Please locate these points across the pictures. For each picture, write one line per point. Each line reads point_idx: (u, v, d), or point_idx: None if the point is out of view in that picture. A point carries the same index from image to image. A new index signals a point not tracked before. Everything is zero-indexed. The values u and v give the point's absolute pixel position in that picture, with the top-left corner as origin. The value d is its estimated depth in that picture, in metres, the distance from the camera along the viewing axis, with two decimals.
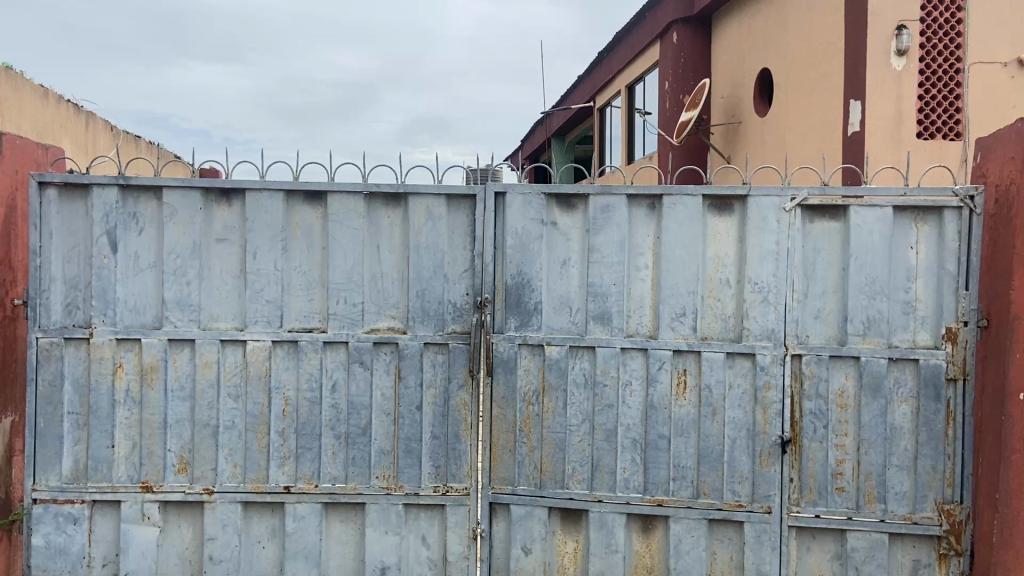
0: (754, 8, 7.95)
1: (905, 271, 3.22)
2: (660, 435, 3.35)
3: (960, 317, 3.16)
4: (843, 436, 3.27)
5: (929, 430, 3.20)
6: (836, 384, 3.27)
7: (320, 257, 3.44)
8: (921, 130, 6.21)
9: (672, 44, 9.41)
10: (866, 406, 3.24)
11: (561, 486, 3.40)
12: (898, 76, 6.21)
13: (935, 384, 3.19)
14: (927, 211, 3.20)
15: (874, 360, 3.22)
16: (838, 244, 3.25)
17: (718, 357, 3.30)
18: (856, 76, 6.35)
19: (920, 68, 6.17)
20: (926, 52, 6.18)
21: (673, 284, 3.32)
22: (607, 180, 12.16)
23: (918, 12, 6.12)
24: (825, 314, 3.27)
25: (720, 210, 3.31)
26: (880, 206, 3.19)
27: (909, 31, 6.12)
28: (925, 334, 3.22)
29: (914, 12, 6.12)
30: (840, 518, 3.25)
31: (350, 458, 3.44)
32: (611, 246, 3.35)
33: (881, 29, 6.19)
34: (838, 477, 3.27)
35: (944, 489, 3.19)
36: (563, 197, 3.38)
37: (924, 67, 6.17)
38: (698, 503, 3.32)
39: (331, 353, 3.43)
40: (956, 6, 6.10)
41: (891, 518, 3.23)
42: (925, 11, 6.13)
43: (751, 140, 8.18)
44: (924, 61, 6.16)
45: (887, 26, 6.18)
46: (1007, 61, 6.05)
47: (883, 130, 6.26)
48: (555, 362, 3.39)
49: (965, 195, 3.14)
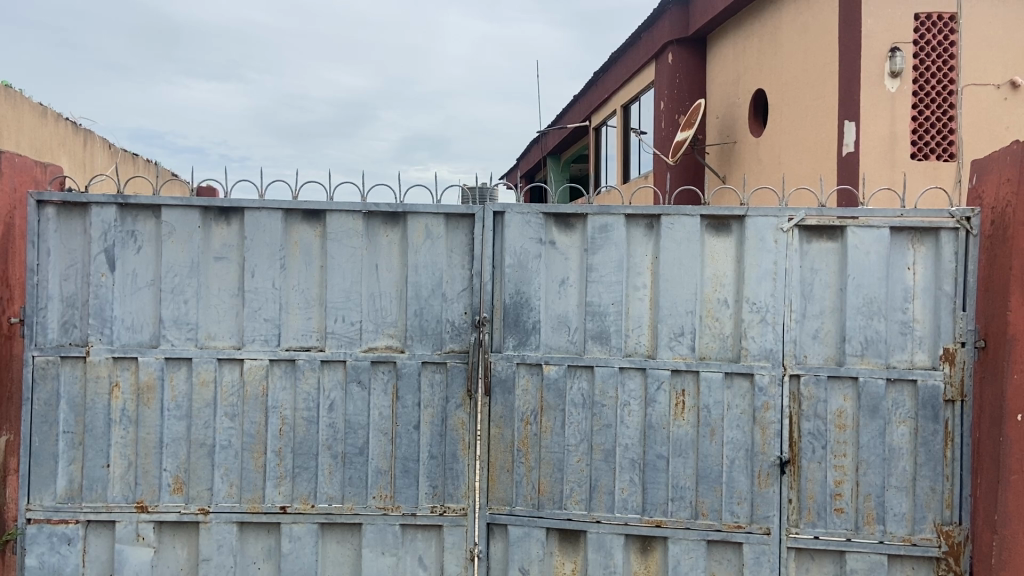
0: (748, 30, 8.03)
1: (902, 292, 3.23)
2: (659, 455, 3.34)
3: (957, 337, 3.16)
4: (841, 456, 3.26)
5: (927, 450, 3.20)
6: (834, 405, 3.26)
7: (318, 276, 3.44)
8: (914, 151, 6.27)
9: (669, 64, 9.43)
10: (865, 427, 3.23)
11: (560, 506, 3.38)
12: (892, 97, 6.27)
13: (934, 405, 3.19)
14: (923, 231, 3.21)
15: (872, 381, 3.22)
16: (836, 265, 3.26)
17: (716, 376, 3.31)
18: (850, 99, 6.34)
19: (914, 89, 6.25)
20: (918, 74, 6.25)
21: (671, 302, 3.33)
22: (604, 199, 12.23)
23: (911, 35, 6.20)
24: (823, 334, 3.28)
25: (718, 230, 3.33)
26: (877, 227, 3.20)
27: (903, 52, 6.18)
28: (922, 355, 3.22)
29: (907, 34, 6.20)
30: (839, 539, 3.23)
31: (347, 478, 3.42)
32: (609, 265, 3.36)
33: (874, 51, 6.26)
34: (838, 498, 3.25)
35: (943, 510, 3.18)
36: (561, 217, 3.40)
37: (918, 89, 6.25)
38: (696, 524, 3.31)
39: (329, 371, 3.43)
40: (949, 29, 6.17)
41: (890, 540, 3.21)
42: (919, 33, 6.20)
43: (747, 159, 8.22)
44: (917, 82, 6.24)
45: (881, 48, 6.24)
46: (1000, 83, 6.12)
47: (877, 150, 6.30)
48: (553, 381, 3.39)
49: (962, 217, 3.15)
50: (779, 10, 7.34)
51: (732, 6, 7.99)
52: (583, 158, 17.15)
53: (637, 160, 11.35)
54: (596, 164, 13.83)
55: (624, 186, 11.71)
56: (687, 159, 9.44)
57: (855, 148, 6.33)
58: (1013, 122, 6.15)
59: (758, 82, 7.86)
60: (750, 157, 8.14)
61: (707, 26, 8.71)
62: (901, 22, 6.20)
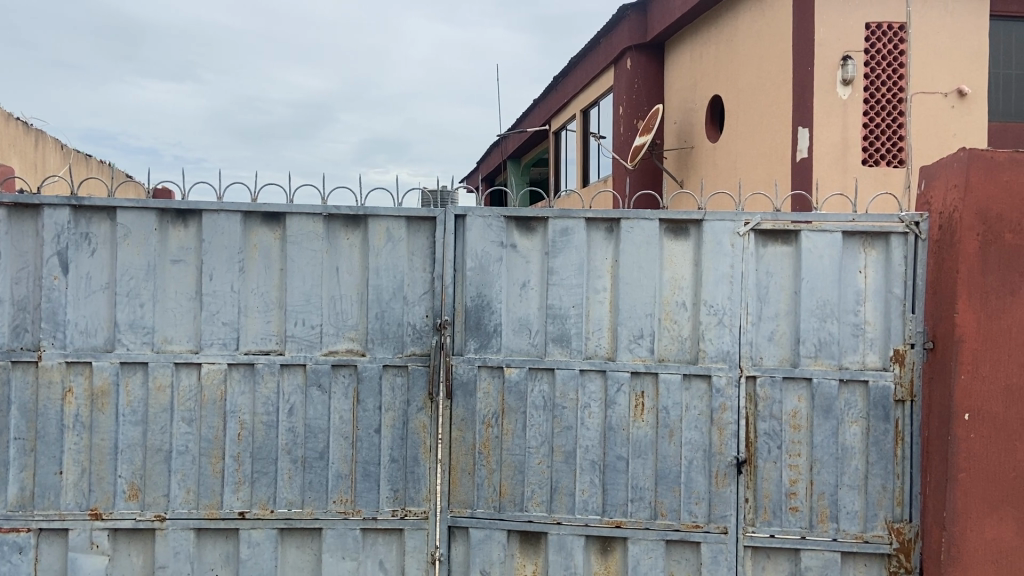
0: (705, 37, 8.13)
1: (855, 294, 3.29)
2: (618, 456, 3.37)
3: (907, 339, 3.24)
4: (796, 456, 3.31)
5: (878, 450, 3.27)
6: (789, 405, 3.32)
7: (278, 279, 3.41)
8: (865, 157, 6.41)
9: (627, 70, 9.47)
10: (818, 427, 3.29)
11: (521, 508, 3.40)
12: (844, 104, 6.40)
13: (884, 405, 3.26)
14: (874, 235, 3.28)
15: (826, 382, 3.28)
16: (790, 268, 3.32)
17: (674, 378, 3.35)
18: (804, 106, 6.47)
19: (865, 96, 6.39)
20: (870, 82, 6.39)
21: (631, 305, 3.37)
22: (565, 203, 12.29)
23: (862, 44, 6.35)
24: (778, 336, 3.33)
25: (677, 233, 3.37)
26: (830, 231, 3.27)
27: (854, 61, 6.33)
28: (874, 356, 3.29)
29: (859, 43, 6.35)
30: (794, 537, 3.29)
31: (306, 483, 3.40)
32: (570, 268, 3.39)
33: (827, 59, 6.39)
34: (792, 497, 3.31)
35: (893, 508, 3.25)
36: (521, 220, 3.42)
37: (868, 96, 6.39)
38: (655, 524, 3.34)
39: (288, 375, 3.40)
40: (899, 38, 6.33)
41: (843, 538, 3.27)
42: (870, 43, 6.36)
43: (704, 164, 8.32)
44: (868, 90, 6.38)
45: (833, 57, 6.38)
46: (947, 91, 6.38)
47: (830, 156, 6.42)
48: (513, 384, 3.40)
49: (911, 221, 3.23)
50: (735, 18, 7.44)
51: (690, 13, 8.09)
52: (543, 161, 17.23)
53: (597, 164, 11.43)
54: (556, 167, 13.89)
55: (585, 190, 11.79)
56: (646, 163, 9.53)
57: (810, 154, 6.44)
58: (960, 130, 6.43)
59: (715, 89, 7.96)
60: (707, 162, 8.25)
61: (666, 32, 8.80)
62: (853, 31, 6.34)
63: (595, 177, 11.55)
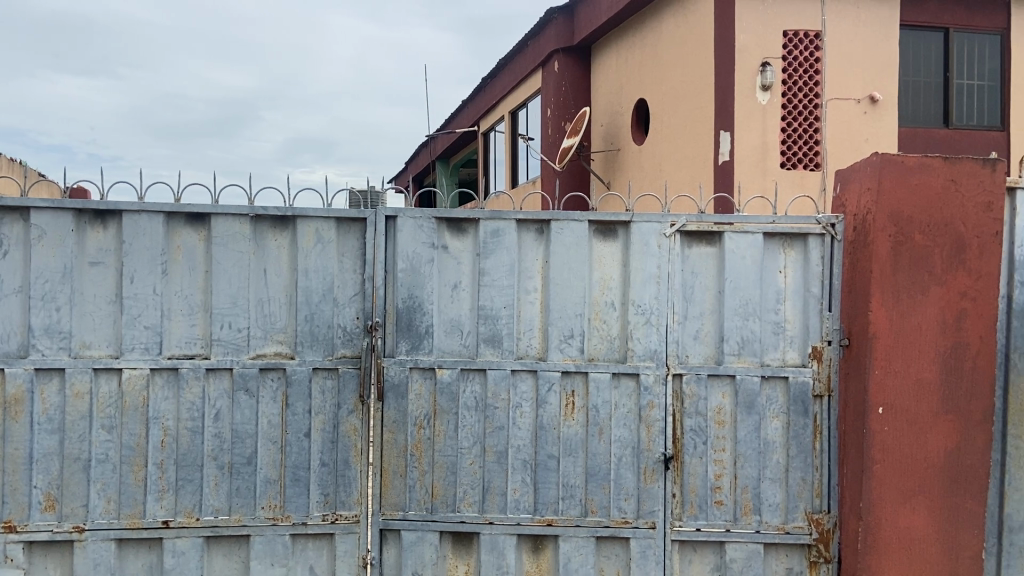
0: (631, 42, 8.28)
1: (775, 293, 3.40)
2: (549, 455, 3.41)
3: (824, 337, 3.37)
4: (720, 450, 3.40)
5: (798, 443, 3.38)
6: (713, 402, 3.40)
7: (202, 281, 3.34)
8: (784, 160, 6.64)
9: (555, 72, 9.56)
10: (741, 423, 3.38)
11: (452, 509, 3.40)
12: (763, 109, 6.61)
13: (804, 401, 3.38)
14: (793, 237, 3.40)
15: (748, 378, 3.38)
16: (714, 268, 3.41)
17: (604, 377, 3.40)
18: (725, 110, 6.61)
19: (783, 102, 6.62)
20: (787, 87, 6.66)
21: (561, 306, 3.41)
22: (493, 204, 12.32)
23: (780, 51, 6.60)
24: (702, 335, 3.41)
25: (606, 235, 3.42)
26: (751, 232, 3.37)
27: (772, 68, 6.55)
28: (793, 353, 3.40)
29: (777, 50, 6.59)
30: (719, 530, 3.37)
31: (233, 489, 3.33)
32: (501, 269, 3.41)
33: (747, 65, 6.59)
34: (717, 491, 3.39)
35: (813, 499, 3.37)
36: (452, 221, 3.42)
37: (787, 102, 6.64)
38: (585, 521, 3.39)
39: (214, 379, 3.33)
40: (815, 46, 6.65)
41: (766, 529, 3.38)
42: (787, 50, 6.63)
43: (630, 167, 8.47)
44: (786, 96, 6.62)
45: (753, 62, 6.59)
46: (860, 98, 6.75)
47: (750, 160, 6.62)
48: (445, 385, 3.40)
49: (827, 223, 3.36)
50: (659, 23, 7.60)
51: (615, 17, 8.22)
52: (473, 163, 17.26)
53: (526, 166, 11.50)
54: (485, 168, 13.91)
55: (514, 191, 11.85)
56: (574, 166, 9.62)
57: (731, 157, 6.60)
58: (869, 134, 6.81)
59: (641, 92, 8.11)
60: (633, 165, 8.40)
61: (592, 36, 8.93)
62: (771, 39, 6.58)
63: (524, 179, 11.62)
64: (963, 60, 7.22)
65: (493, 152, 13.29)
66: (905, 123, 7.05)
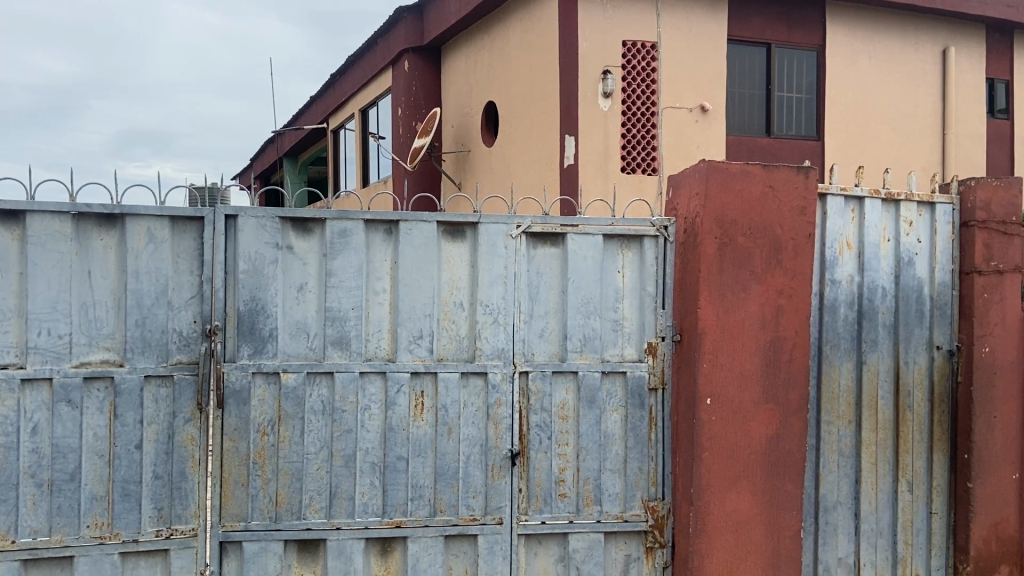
0: (481, 45, 8.38)
1: (614, 292, 3.55)
2: (398, 457, 3.40)
3: (659, 333, 3.55)
4: (564, 445, 3.50)
5: (635, 435, 3.55)
6: (557, 397, 3.51)
7: (16, 284, 3.07)
8: (624, 165, 6.96)
9: (405, 72, 9.45)
10: (583, 417, 3.51)
11: (298, 516, 3.31)
12: (604, 115, 6.89)
13: (640, 394, 3.55)
14: (629, 238, 3.56)
15: (590, 374, 3.51)
16: (558, 269, 3.52)
17: (452, 377, 3.43)
18: (570, 116, 6.82)
19: (623, 108, 6.93)
20: (627, 95, 6.96)
21: (410, 306, 3.41)
22: (342, 204, 12.07)
23: (620, 60, 6.91)
24: (548, 333, 3.51)
25: (454, 235, 3.45)
26: (592, 234, 3.50)
27: (612, 76, 6.84)
28: (631, 349, 3.56)
29: (617, 59, 6.90)
30: (563, 522, 3.48)
31: (54, 508, 3.09)
32: (348, 270, 3.36)
33: (590, 73, 6.85)
34: (561, 484, 3.50)
35: (649, 487, 3.55)
36: (298, 221, 3.33)
37: (626, 109, 6.95)
38: (434, 521, 3.41)
39: (31, 391, 3.07)
40: (651, 57, 7.00)
41: (606, 518, 3.52)
42: (626, 59, 6.94)
43: (480, 168, 8.59)
44: (626, 103, 6.93)
45: (595, 70, 6.86)
46: (692, 107, 7.24)
47: (593, 163, 6.87)
48: (291, 390, 3.32)
49: (661, 225, 3.54)
50: (508, 27, 7.72)
51: (465, 19, 8.28)
52: (322, 160, 16.89)
53: (377, 165, 11.37)
54: (335, 166, 13.63)
55: (365, 190, 11.68)
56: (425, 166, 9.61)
57: (575, 160, 6.81)
58: (702, 141, 7.31)
59: (490, 95, 8.23)
60: (484, 166, 8.51)
61: (442, 36, 8.96)
62: (612, 48, 6.88)
63: (376, 178, 11.48)
64: (785, 74, 7.82)
65: (343, 150, 13.05)
66: (733, 131, 7.61)
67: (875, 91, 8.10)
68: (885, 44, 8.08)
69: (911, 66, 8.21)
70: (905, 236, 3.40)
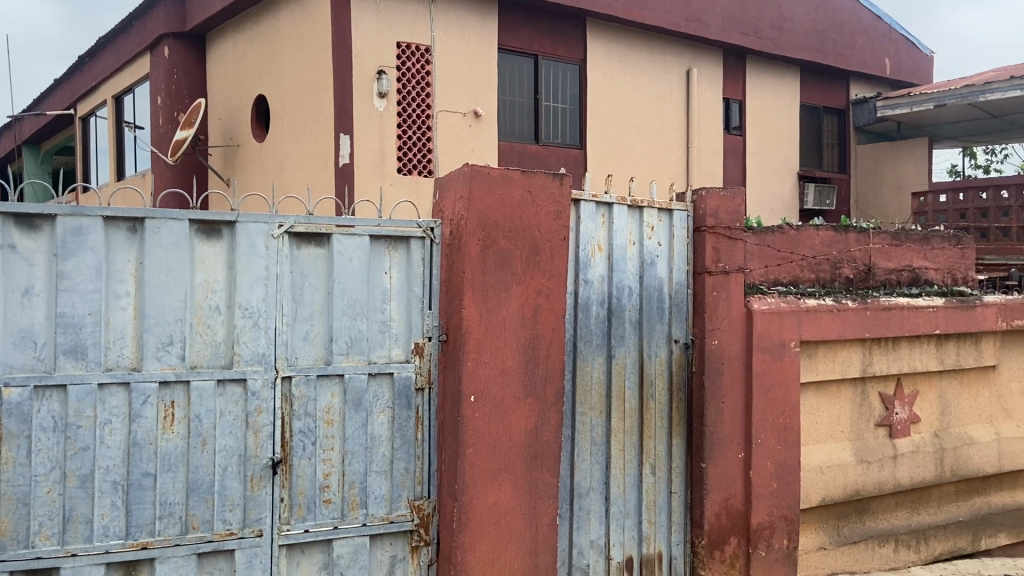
0: (250, 35, 7.92)
1: (381, 293, 3.52)
2: (144, 473, 3.14)
3: (425, 334, 3.58)
4: (328, 449, 3.43)
5: (402, 435, 3.55)
6: (322, 402, 3.41)
7: None
8: (401, 165, 7.04)
9: (165, 58, 8.74)
10: (348, 420, 3.45)
11: (25, 546, 2.96)
12: (380, 115, 6.91)
13: (406, 394, 3.55)
14: (396, 239, 3.54)
15: (356, 376, 3.45)
16: (324, 270, 3.41)
17: (207, 385, 3.23)
18: (344, 114, 6.68)
19: (399, 110, 7.03)
20: (402, 96, 7.07)
21: (158, 311, 3.16)
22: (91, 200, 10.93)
23: (395, 61, 6.97)
24: (312, 336, 3.40)
25: (209, 235, 3.24)
26: (359, 234, 3.44)
27: (388, 76, 6.89)
28: (398, 350, 3.55)
29: (391, 59, 6.93)
30: (326, 529, 3.40)
31: None
32: (86, 271, 3.04)
33: (364, 72, 6.79)
34: (325, 490, 3.41)
35: (415, 486, 3.58)
36: (23, 217, 2.97)
37: (402, 110, 7.06)
38: (186, 539, 3.19)
39: None
40: (425, 60, 7.17)
41: (371, 521, 3.49)
42: (402, 61, 7.03)
43: (249, 164, 8.17)
44: (402, 104, 7.04)
45: (369, 69, 6.82)
46: (466, 111, 7.45)
47: (370, 163, 6.85)
48: (14, 406, 2.95)
49: (428, 227, 3.56)
50: (278, 18, 7.36)
51: (231, 8, 7.83)
52: (70, 149, 15.27)
53: (134, 158, 10.44)
54: (85, 157, 12.35)
55: (121, 185, 10.70)
56: (188, 160, 8.93)
57: (351, 160, 6.70)
58: (477, 145, 7.55)
59: (259, 88, 7.82)
60: (253, 162, 8.09)
61: (206, 23, 8.39)
62: (385, 48, 6.89)
63: (133, 171, 10.55)
64: (552, 86, 8.20)
65: (95, 140, 11.86)
66: (506, 137, 7.90)
67: (630, 106, 8.73)
68: (639, 62, 8.73)
69: (660, 84, 8.96)
70: (648, 239, 3.69)
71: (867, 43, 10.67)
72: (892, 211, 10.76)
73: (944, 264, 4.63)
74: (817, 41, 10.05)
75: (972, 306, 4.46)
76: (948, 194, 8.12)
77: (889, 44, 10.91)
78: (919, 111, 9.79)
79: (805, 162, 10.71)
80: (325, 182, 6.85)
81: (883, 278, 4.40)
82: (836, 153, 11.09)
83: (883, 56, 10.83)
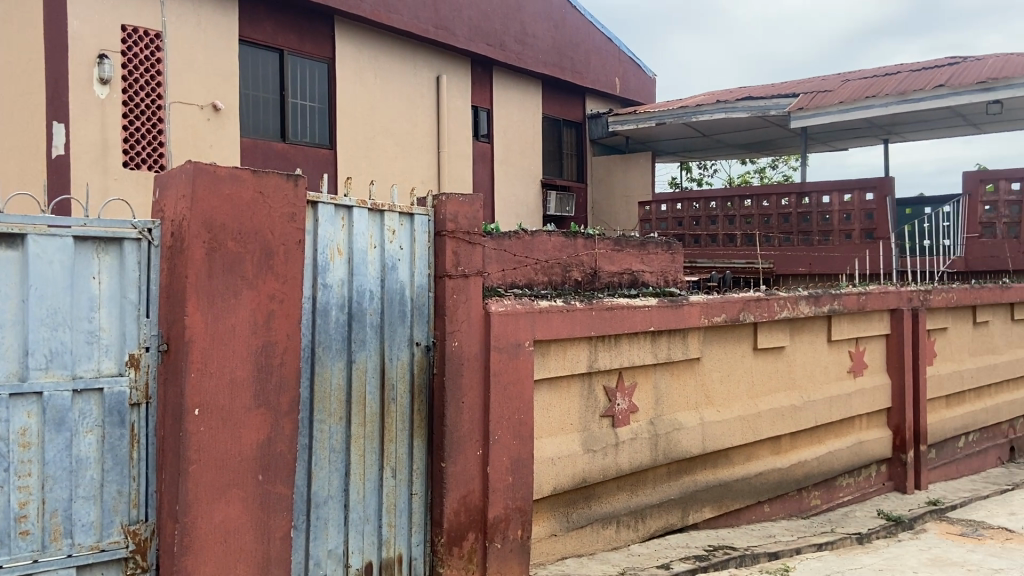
0: None
1: (87, 300, 2.76)
2: None
3: (141, 343, 2.86)
4: (25, 475, 2.63)
5: (113, 456, 2.82)
6: (15, 422, 2.61)
7: None
8: (126, 160, 6.14)
9: None
10: (50, 442, 2.67)
11: None
12: (100, 103, 5.96)
13: (120, 410, 2.82)
14: (107, 241, 2.81)
15: (58, 394, 2.69)
16: (17, 276, 2.61)
17: None
18: (58, 100, 5.70)
19: (124, 99, 6.10)
20: (126, 83, 6.12)
21: None
22: None
23: (119, 45, 6.03)
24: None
25: None
26: (59, 235, 2.68)
27: (110, 61, 5.95)
28: (109, 362, 2.80)
29: (114, 43, 6.00)
30: (23, 564, 2.63)
31: None
32: None
33: (82, 54, 5.81)
34: (22, 519, 2.62)
35: (129, 511, 2.86)
36: None
37: (127, 99, 6.13)
38: None
39: None
40: (155, 47, 6.28)
41: (77, 552, 2.75)
42: (126, 45, 6.09)
43: None
44: (126, 93, 6.11)
45: (88, 52, 5.85)
46: (204, 104, 6.62)
47: (89, 155, 5.91)
48: None
49: (144, 228, 2.87)
50: None
51: None
52: None
53: None
54: None
55: None
56: None
57: (65, 152, 5.74)
58: (215, 141, 6.72)
59: None
60: None
61: None
62: (107, 30, 5.95)
63: None
64: (297, 84, 7.47)
65: None
66: (251, 133, 7.12)
67: (380, 109, 8.17)
68: (388, 64, 8.21)
69: (410, 87, 8.48)
70: (389, 243, 3.51)
71: (600, 63, 11.05)
72: (621, 219, 11.23)
73: (658, 267, 4.59)
74: (556, 57, 10.21)
75: (681, 305, 4.24)
76: (667, 204, 8.99)
77: (618, 65, 11.45)
78: (644, 129, 10.17)
79: (546, 170, 10.73)
80: (21, 176, 5.53)
81: (606, 281, 4.31)
82: (574, 163, 11.25)
83: (614, 75, 11.32)
